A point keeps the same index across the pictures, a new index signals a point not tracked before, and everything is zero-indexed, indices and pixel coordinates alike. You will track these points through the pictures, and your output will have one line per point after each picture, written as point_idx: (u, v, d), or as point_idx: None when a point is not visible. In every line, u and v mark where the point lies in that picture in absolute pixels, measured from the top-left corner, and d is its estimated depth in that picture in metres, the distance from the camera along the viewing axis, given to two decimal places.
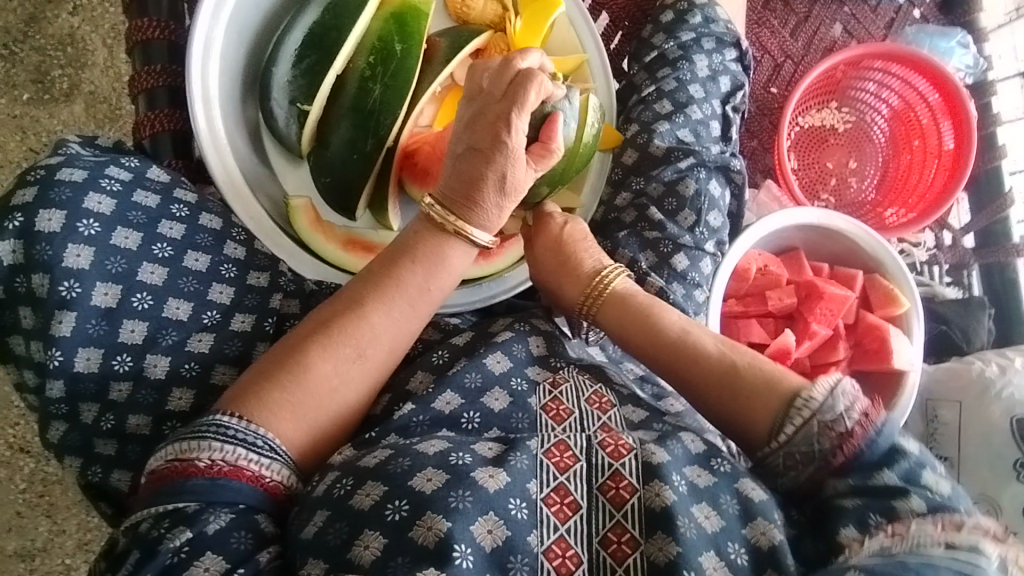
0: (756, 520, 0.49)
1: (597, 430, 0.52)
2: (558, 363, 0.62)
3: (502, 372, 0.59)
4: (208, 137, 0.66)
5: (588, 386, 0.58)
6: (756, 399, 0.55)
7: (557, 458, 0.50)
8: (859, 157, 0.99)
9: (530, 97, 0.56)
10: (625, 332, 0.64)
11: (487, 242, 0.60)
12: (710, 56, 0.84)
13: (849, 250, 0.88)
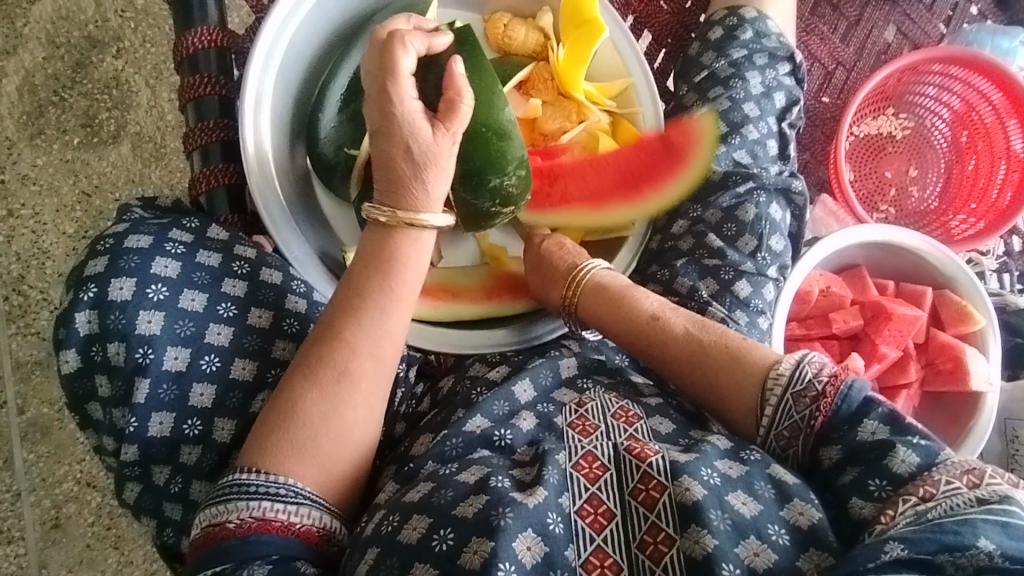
0: (794, 502, 0.52)
1: (622, 437, 0.56)
2: (584, 385, 0.67)
3: (527, 399, 0.64)
4: (261, 190, 0.66)
5: (614, 402, 0.62)
6: (732, 376, 0.62)
7: (585, 469, 0.53)
8: (920, 164, 0.95)
9: (403, 61, 0.57)
10: (608, 324, 0.73)
11: (441, 221, 0.60)
12: (763, 73, 0.81)
13: (915, 266, 0.84)
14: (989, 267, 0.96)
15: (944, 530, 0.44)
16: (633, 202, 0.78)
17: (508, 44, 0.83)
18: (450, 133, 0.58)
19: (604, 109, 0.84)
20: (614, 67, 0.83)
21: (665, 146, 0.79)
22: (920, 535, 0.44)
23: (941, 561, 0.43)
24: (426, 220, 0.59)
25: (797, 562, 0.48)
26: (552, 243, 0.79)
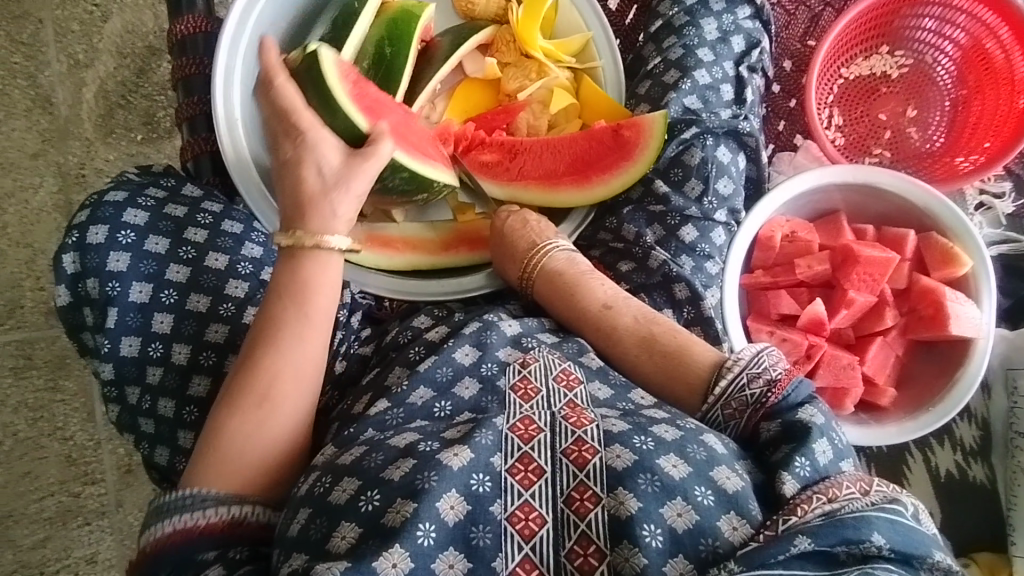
0: (721, 467, 0.51)
1: (560, 405, 0.55)
2: (529, 344, 0.66)
3: (470, 362, 0.63)
4: (231, 154, 0.75)
5: (557, 363, 0.60)
6: (680, 363, 0.65)
7: (520, 430, 0.52)
8: (919, 104, 0.89)
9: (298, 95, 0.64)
10: (558, 304, 0.73)
11: (344, 244, 0.62)
12: (720, 17, 0.80)
13: (899, 208, 0.79)
14: (1009, 210, 0.86)
15: (846, 524, 0.46)
16: (581, 188, 0.78)
17: (472, 10, 0.86)
18: (372, 163, 0.63)
19: (564, 65, 0.84)
20: (573, 24, 0.84)
21: (616, 140, 0.77)
22: (825, 528, 0.45)
23: (838, 553, 0.45)
24: (328, 241, 0.61)
25: (718, 520, 0.49)
26: (517, 224, 0.77)
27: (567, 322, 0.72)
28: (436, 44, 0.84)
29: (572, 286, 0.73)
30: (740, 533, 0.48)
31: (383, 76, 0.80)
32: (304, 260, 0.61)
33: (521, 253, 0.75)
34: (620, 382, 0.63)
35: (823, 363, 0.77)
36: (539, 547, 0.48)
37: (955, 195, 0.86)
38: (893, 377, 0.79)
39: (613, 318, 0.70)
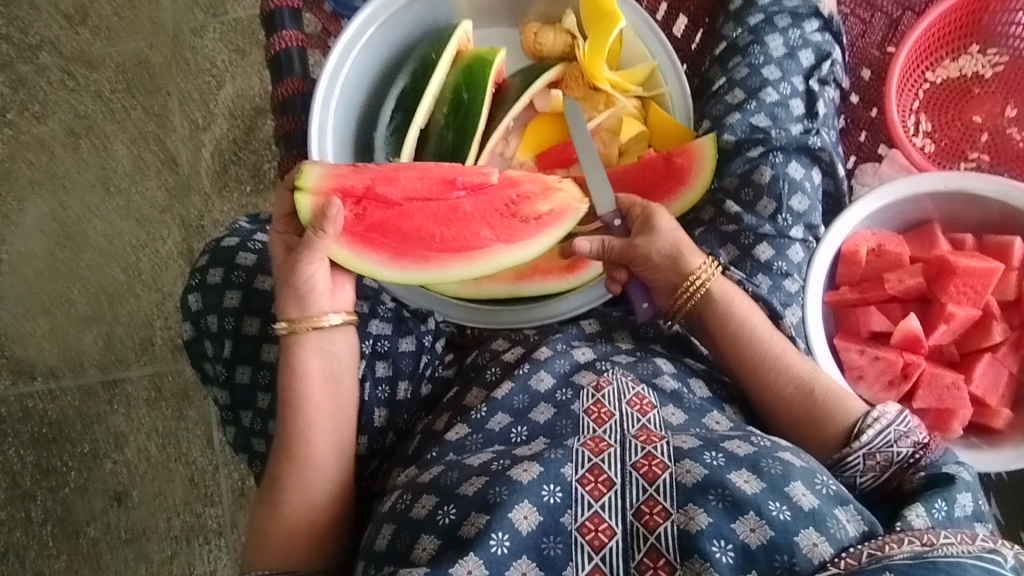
0: (795, 483, 0.50)
1: (635, 427, 0.55)
2: (602, 365, 0.66)
3: (545, 388, 0.65)
4: None
5: (631, 387, 0.59)
6: (830, 421, 0.62)
7: (591, 446, 0.53)
8: (1018, 102, 0.84)
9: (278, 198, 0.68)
10: (717, 337, 0.68)
11: (331, 321, 0.67)
12: (786, 33, 0.79)
13: (1002, 215, 0.74)
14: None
15: (941, 568, 0.42)
16: None
17: (540, 50, 0.91)
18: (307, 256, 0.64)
19: (632, 95, 0.86)
20: (639, 54, 0.86)
21: (667, 167, 0.77)
22: (916, 566, 0.42)
23: None
24: (320, 321, 0.67)
25: (795, 536, 0.48)
26: (669, 249, 0.68)
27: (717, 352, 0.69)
28: (507, 85, 0.90)
29: (738, 321, 0.68)
30: (819, 551, 0.47)
31: (461, 119, 0.86)
32: (289, 343, 0.67)
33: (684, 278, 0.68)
34: (696, 404, 0.63)
35: (924, 381, 0.73)
36: (609, 558, 0.48)
37: None
38: (1008, 396, 0.73)
39: (772, 363, 0.66)
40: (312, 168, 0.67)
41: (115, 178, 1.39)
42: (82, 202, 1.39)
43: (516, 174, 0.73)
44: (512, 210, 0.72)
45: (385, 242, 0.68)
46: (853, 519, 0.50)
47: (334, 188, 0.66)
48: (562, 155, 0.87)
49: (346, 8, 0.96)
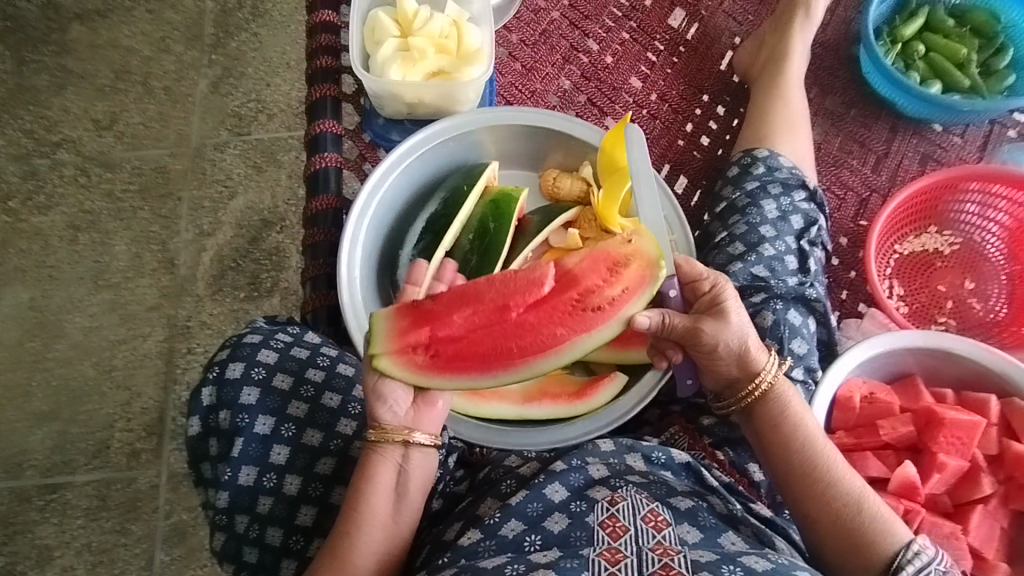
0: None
1: (649, 540, 0.58)
2: (615, 484, 0.68)
3: (560, 499, 0.66)
4: (349, 306, 0.86)
5: (645, 504, 0.63)
6: (872, 540, 0.65)
7: (608, 556, 0.57)
8: (975, 278, 0.95)
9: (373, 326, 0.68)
10: (773, 433, 0.70)
11: (426, 441, 0.67)
12: (778, 200, 0.89)
13: (977, 374, 0.81)
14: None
15: None
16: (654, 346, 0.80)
17: (557, 193, 1.01)
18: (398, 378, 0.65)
19: None
20: None
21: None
22: None
23: None
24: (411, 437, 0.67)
25: None
26: (736, 345, 0.70)
27: (767, 446, 0.71)
28: (527, 221, 0.98)
29: (796, 426, 0.70)
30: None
31: (483, 248, 0.91)
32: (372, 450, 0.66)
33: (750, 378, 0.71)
34: (710, 520, 0.65)
35: (924, 528, 0.75)
36: None
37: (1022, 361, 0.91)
38: (1001, 548, 0.77)
39: (825, 470, 0.68)
40: (375, 320, 0.66)
41: (107, 273, 1.36)
42: (64, 295, 1.34)
43: (572, 264, 0.71)
44: (582, 302, 0.69)
45: (468, 364, 0.67)
46: None
47: (399, 335, 0.65)
48: None
49: (385, 140, 1.05)
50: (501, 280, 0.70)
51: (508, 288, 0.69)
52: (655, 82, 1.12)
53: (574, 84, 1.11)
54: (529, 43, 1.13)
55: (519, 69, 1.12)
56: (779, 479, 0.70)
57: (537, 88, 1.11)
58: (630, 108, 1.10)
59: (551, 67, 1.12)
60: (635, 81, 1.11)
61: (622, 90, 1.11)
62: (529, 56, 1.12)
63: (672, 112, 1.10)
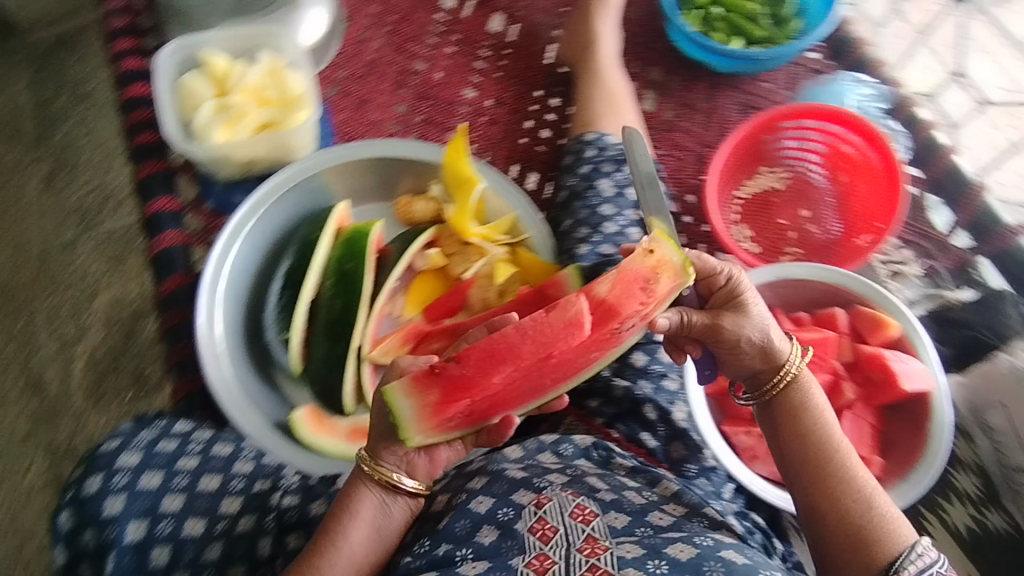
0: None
1: (579, 538, 0.61)
2: (540, 484, 0.69)
3: (485, 510, 0.67)
4: (220, 384, 0.84)
5: (571, 500, 0.65)
6: (873, 541, 0.61)
7: (535, 566, 0.58)
8: (809, 205, 1.03)
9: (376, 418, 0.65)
10: (790, 427, 0.68)
11: (414, 486, 0.69)
12: (612, 176, 0.92)
13: (822, 292, 0.88)
14: (920, 272, 0.97)
15: None
16: None
17: (411, 216, 1.01)
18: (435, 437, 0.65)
19: (501, 243, 0.97)
20: (501, 208, 1.00)
21: (541, 298, 0.85)
22: None
23: None
24: (402, 480, 0.68)
25: None
26: (758, 339, 0.67)
27: (784, 439, 0.68)
28: (388, 251, 0.98)
29: (817, 421, 0.67)
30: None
31: (346, 288, 0.90)
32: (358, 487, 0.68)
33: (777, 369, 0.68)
34: (636, 504, 0.68)
35: None
36: None
37: (868, 266, 0.97)
38: (874, 445, 0.83)
39: (840, 463, 0.65)
40: (396, 401, 0.62)
41: None
42: None
43: (602, 293, 0.66)
44: (616, 328, 0.66)
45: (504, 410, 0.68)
46: None
47: (429, 411, 0.63)
48: (448, 306, 0.97)
49: (228, 205, 1.01)
50: (531, 324, 0.66)
51: (548, 327, 0.65)
52: (489, 88, 1.13)
53: (411, 106, 1.12)
54: (358, 75, 1.12)
55: (353, 102, 1.11)
56: (792, 474, 0.67)
57: (375, 118, 1.10)
58: (469, 118, 1.12)
59: (384, 94, 1.12)
60: (468, 92, 1.13)
61: (458, 103, 1.12)
62: (361, 88, 1.11)
63: (510, 114, 1.12)
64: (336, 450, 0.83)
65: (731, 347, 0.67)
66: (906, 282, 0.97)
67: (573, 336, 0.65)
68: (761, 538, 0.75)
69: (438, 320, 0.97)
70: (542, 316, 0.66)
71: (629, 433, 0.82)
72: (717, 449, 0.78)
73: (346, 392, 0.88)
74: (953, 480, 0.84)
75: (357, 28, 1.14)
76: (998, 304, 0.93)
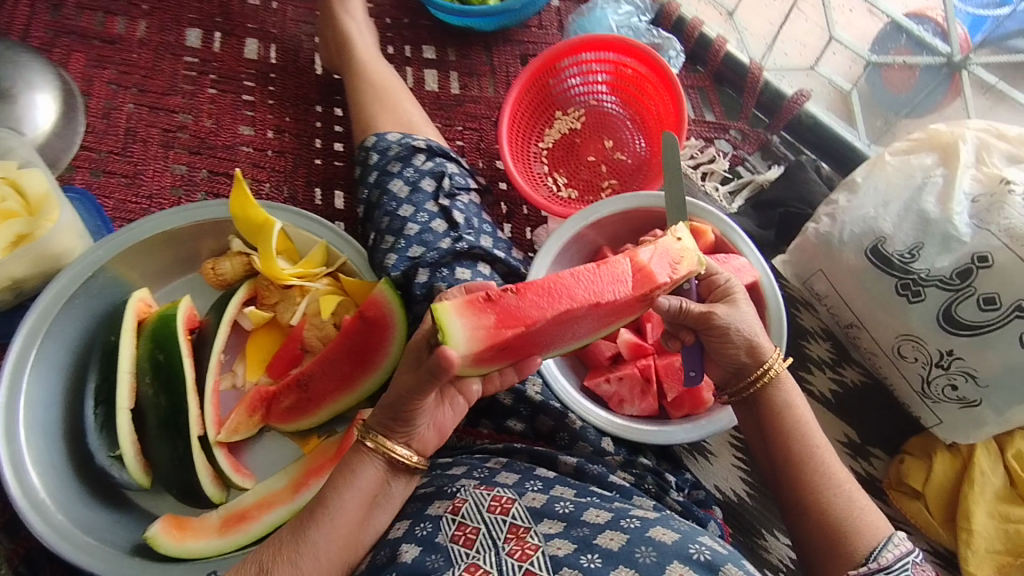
0: (672, 564, 0.56)
1: (505, 540, 0.59)
2: (453, 490, 0.66)
3: (404, 531, 0.64)
4: (56, 532, 0.75)
5: (486, 497, 0.64)
6: (850, 537, 0.60)
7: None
8: (611, 135, 1.03)
9: (458, 325, 0.55)
10: (774, 426, 0.67)
11: (410, 458, 0.66)
12: (404, 174, 0.90)
13: (637, 219, 0.88)
14: (727, 165, 1.02)
15: None
16: (370, 371, 0.83)
17: (222, 278, 0.94)
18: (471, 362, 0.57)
19: (321, 277, 0.93)
20: (308, 240, 0.94)
21: (367, 323, 0.84)
22: None
23: None
24: (401, 452, 0.65)
25: None
26: (748, 332, 0.67)
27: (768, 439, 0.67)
28: (205, 324, 0.90)
29: (799, 419, 0.66)
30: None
31: (167, 380, 0.83)
32: (354, 457, 0.65)
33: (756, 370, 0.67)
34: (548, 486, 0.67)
35: (662, 375, 0.81)
36: None
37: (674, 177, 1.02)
38: None
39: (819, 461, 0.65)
40: (450, 320, 0.55)
41: None
42: None
43: (645, 259, 0.64)
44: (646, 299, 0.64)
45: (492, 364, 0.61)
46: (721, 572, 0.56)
47: (485, 335, 0.55)
48: (291, 356, 0.93)
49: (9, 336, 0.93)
50: (590, 272, 0.62)
51: (596, 280, 0.61)
52: (264, 120, 1.08)
53: (188, 165, 1.04)
54: (117, 150, 1.02)
55: (122, 180, 1.01)
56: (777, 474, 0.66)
57: (152, 188, 1.01)
58: (253, 157, 1.05)
59: (155, 161, 1.03)
60: (245, 129, 1.07)
61: (237, 144, 1.06)
62: (125, 163, 1.02)
63: (296, 139, 1.08)
64: (207, 548, 0.77)
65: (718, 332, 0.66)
66: (716, 179, 1.01)
67: (614, 293, 0.61)
68: (653, 480, 0.74)
69: (285, 372, 0.92)
70: (594, 269, 0.62)
71: (497, 425, 0.79)
72: (577, 407, 0.77)
73: (206, 483, 0.82)
74: (809, 350, 0.90)
75: (99, 99, 1.05)
76: (800, 172, 0.97)
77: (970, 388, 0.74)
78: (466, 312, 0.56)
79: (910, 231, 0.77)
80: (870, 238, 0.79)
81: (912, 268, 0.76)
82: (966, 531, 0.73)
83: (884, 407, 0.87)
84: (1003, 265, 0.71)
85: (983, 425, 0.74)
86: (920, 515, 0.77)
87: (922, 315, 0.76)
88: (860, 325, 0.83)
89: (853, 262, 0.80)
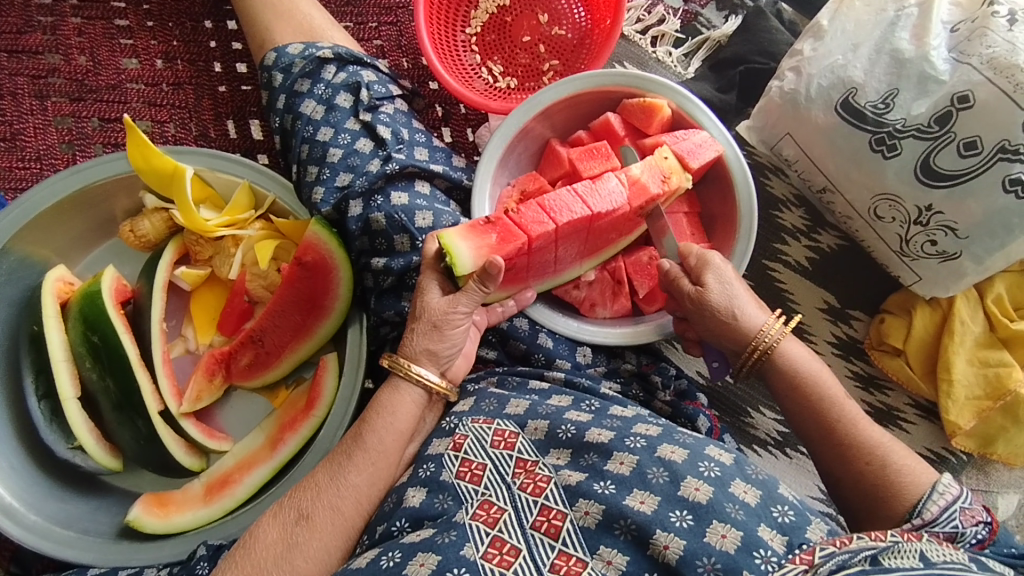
0: (686, 480, 0.50)
1: (513, 474, 0.53)
2: (453, 425, 0.60)
3: (409, 476, 0.58)
4: (29, 533, 0.72)
5: (487, 429, 0.58)
6: (900, 489, 0.56)
7: (483, 517, 0.50)
8: (545, 6, 0.90)
9: (462, 246, 0.63)
10: (787, 387, 0.64)
11: (437, 378, 0.64)
12: (316, 94, 0.80)
13: (586, 104, 0.78)
14: (678, 25, 0.92)
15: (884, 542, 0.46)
16: (324, 318, 0.78)
17: (147, 240, 0.85)
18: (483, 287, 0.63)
19: (251, 222, 0.83)
20: (228, 183, 0.84)
21: (306, 269, 0.77)
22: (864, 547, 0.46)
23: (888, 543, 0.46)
24: (428, 377, 0.64)
25: (704, 537, 0.47)
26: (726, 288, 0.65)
27: (781, 402, 0.65)
28: (139, 291, 0.83)
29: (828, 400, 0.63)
30: (731, 540, 0.46)
31: (108, 363, 0.77)
32: (388, 390, 0.64)
33: (753, 337, 0.64)
34: (553, 409, 0.60)
35: (632, 274, 0.75)
36: None
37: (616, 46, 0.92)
38: (696, 232, 0.77)
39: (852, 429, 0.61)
40: (455, 243, 0.63)
41: None
42: None
43: (637, 174, 0.70)
44: (641, 210, 0.71)
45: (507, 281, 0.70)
46: (748, 486, 0.50)
47: (488, 253, 0.64)
48: (240, 311, 0.84)
49: None
50: (584, 187, 0.68)
51: (590, 193, 0.68)
52: (149, 47, 0.94)
53: (72, 115, 0.91)
54: None
55: (3, 144, 0.89)
56: (796, 426, 0.64)
57: (39, 148, 0.89)
58: (146, 94, 0.92)
59: (34, 115, 0.90)
60: (129, 61, 0.93)
61: (124, 82, 0.92)
62: None
63: (191, 66, 0.94)
64: (196, 519, 0.75)
65: (700, 285, 0.65)
66: (665, 43, 0.92)
67: (609, 204, 0.68)
68: (638, 387, 0.73)
69: (238, 328, 0.85)
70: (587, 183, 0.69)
71: None
72: (543, 320, 0.73)
73: (178, 453, 0.78)
74: (782, 221, 0.87)
75: None
76: (759, 21, 0.88)
77: (949, 241, 0.71)
78: (472, 238, 0.64)
79: (884, 76, 0.70)
80: (841, 91, 0.72)
81: (887, 119, 0.70)
82: (947, 381, 0.76)
83: (861, 270, 0.84)
84: (985, 103, 0.65)
85: (964, 276, 0.72)
86: (902, 372, 0.79)
87: (898, 171, 0.71)
88: (832, 188, 0.77)
89: (824, 119, 0.74)
